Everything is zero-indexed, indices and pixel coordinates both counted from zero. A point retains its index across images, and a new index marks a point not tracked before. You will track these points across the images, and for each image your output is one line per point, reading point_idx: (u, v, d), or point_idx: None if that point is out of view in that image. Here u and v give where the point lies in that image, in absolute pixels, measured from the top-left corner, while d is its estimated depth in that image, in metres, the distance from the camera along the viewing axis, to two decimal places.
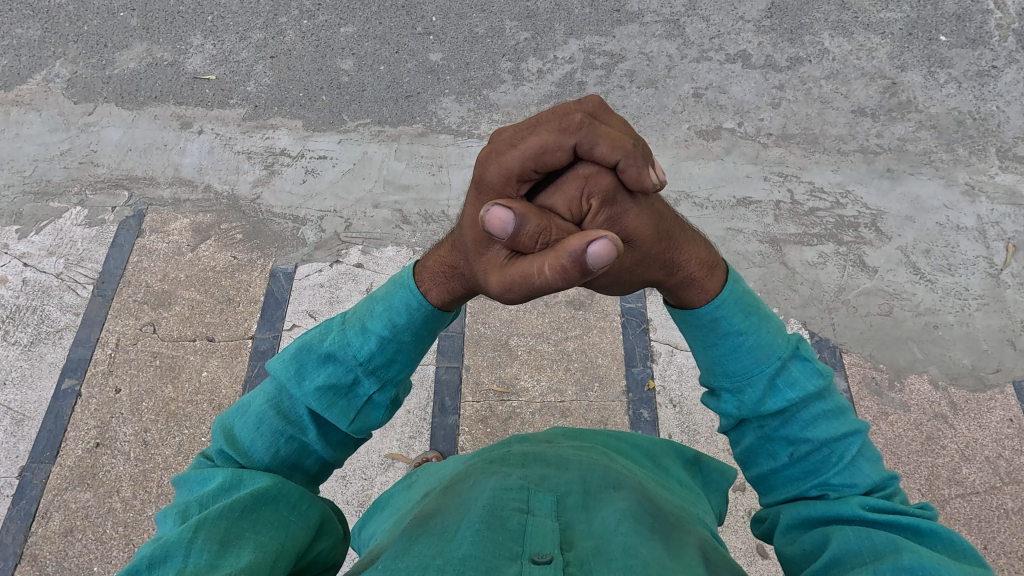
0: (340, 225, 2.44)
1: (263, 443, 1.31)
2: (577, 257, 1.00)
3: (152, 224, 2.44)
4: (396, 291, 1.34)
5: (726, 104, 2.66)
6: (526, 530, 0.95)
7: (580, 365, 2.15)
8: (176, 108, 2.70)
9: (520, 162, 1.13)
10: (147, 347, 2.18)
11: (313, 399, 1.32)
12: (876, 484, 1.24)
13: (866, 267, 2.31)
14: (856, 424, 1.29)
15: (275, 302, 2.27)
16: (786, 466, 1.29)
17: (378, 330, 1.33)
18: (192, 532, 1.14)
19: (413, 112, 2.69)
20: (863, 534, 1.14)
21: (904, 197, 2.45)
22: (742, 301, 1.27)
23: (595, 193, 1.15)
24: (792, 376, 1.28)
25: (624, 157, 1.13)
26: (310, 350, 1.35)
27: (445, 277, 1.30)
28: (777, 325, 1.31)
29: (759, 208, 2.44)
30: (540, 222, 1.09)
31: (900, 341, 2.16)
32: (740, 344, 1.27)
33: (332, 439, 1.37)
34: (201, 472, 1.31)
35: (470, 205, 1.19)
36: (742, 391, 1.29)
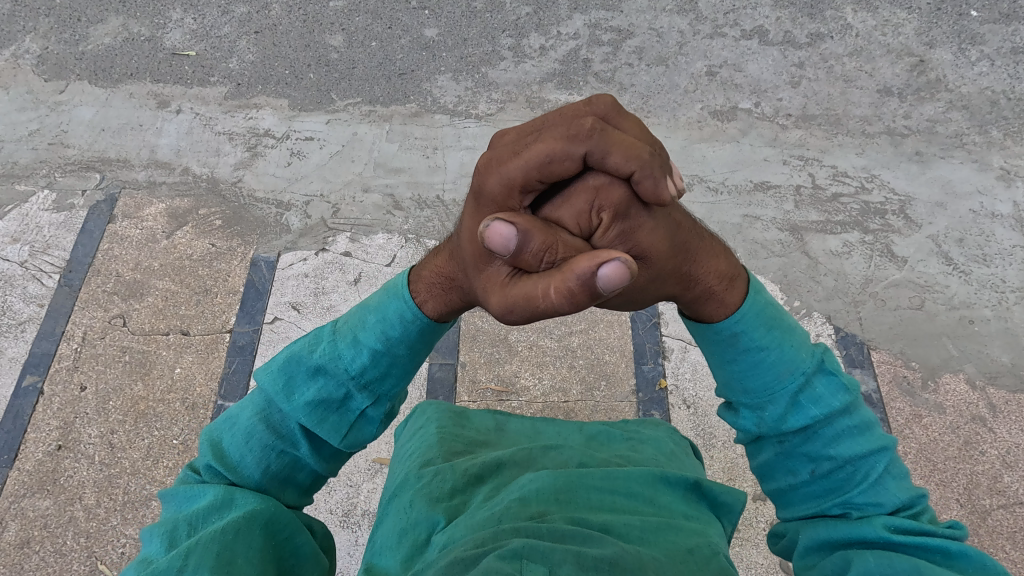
0: (327, 211, 2.27)
1: (252, 458, 1.13)
2: (586, 280, 0.85)
3: (125, 209, 2.27)
4: (390, 302, 1.15)
5: (742, 83, 2.48)
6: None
7: (586, 363, 1.98)
8: (153, 86, 2.52)
9: (523, 173, 0.94)
10: (116, 342, 2.01)
11: (303, 413, 1.14)
12: (903, 504, 1.06)
13: (895, 258, 2.14)
14: (884, 440, 1.10)
15: (256, 293, 2.10)
16: (805, 482, 1.11)
17: (371, 343, 1.13)
18: (183, 560, 1.00)
19: (407, 91, 2.51)
20: (885, 560, 0.98)
21: (935, 182, 2.27)
22: (766, 312, 1.10)
23: (607, 207, 0.97)
24: (815, 393, 1.09)
25: (641, 167, 0.92)
26: (299, 361, 1.16)
27: (443, 288, 1.11)
28: (800, 336, 1.13)
29: (778, 193, 2.27)
30: (546, 238, 0.91)
31: (934, 337, 1.99)
32: (759, 360, 1.09)
33: (326, 453, 1.19)
34: (190, 487, 1.14)
35: (468, 215, 1.00)
36: (761, 408, 1.11)
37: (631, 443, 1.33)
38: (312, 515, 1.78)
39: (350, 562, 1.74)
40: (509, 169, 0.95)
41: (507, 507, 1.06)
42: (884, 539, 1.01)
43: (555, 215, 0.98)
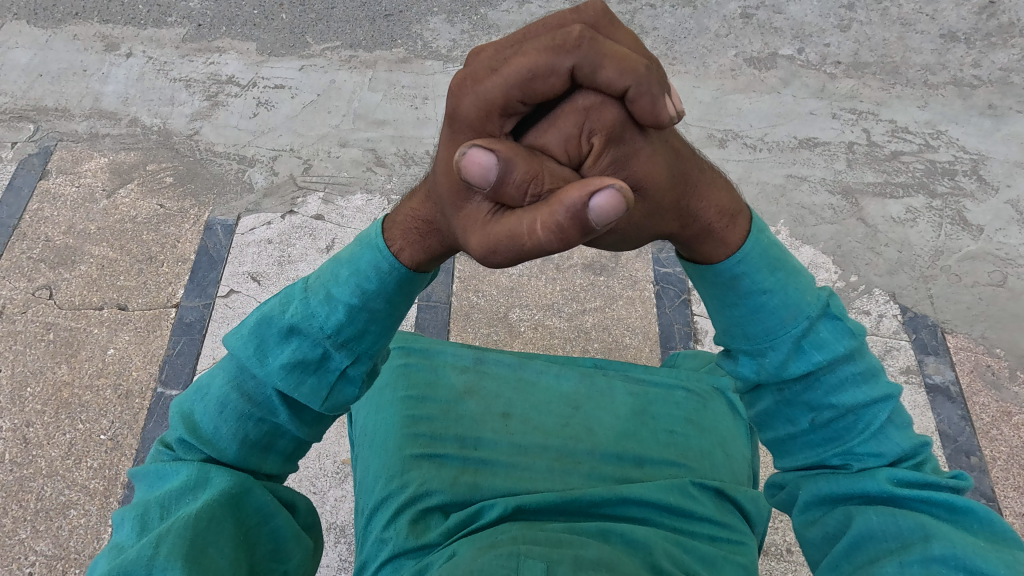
0: (297, 168, 1.93)
1: (228, 430, 0.82)
2: (577, 211, 0.54)
3: (61, 164, 1.93)
4: (364, 253, 0.79)
5: (782, 27, 2.14)
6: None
7: (601, 346, 1.64)
8: (100, 27, 2.19)
9: (504, 92, 0.61)
10: (40, 317, 1.68)
11: (278, 378, 0.81)
12: (905, 455, 0.81)
13: (968, 226, 1.80)
14: (888, 387, 0.82)
15: (209, 262, 1.76)
16: (804, 431, 0.83)
17: (347, 299, 0.78)
18: (154, 548, 0.75)
19: (394, 34, 2.17)
20: (887, 519, 0.76)
21: (1012, 139, 1.93)
22: (770, 252, 0.78)
23: (599, 131, 0.63)
24: (819, 337, 0.79)
25: (638, 82, 0.61)
26: (269, 320, 0.82)
27: (422, 235, 0.75)
28: (804, 276, 0.80)
29: (827, 151, 1.93)
30: (532, 165, 0.58)
31: (1020, 318, 1.66)
32: (760, 304, 0.77)
33: (312, 418, 0.86)
34: (159, 464, 0.84)
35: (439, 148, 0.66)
36: (761, 355, 0.80)
37: (638, 409, 1.08)
38: None
39: None
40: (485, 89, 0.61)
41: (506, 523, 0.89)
42: (887, 493, 0.78)
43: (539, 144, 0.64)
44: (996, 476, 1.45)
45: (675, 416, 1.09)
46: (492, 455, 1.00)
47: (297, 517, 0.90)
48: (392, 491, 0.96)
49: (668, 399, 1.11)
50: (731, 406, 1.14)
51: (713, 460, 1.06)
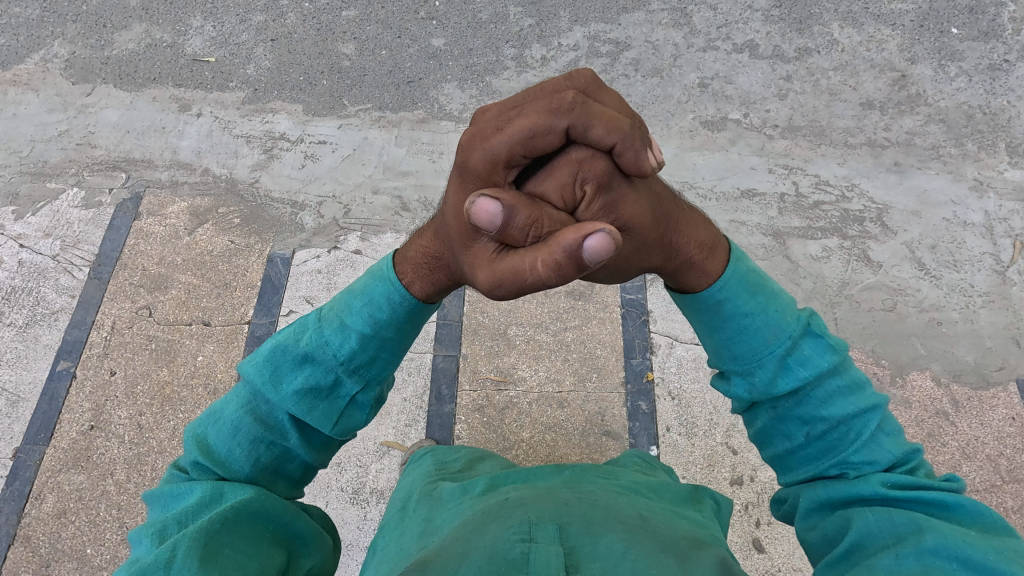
0: (339, 211, 2.41)
1: (242, 451, 1.25)
2: (569, 248, 0.96)
3: (150, 207, 2.41)
4: (376, 286, 1.27)
5: (732, 95, 2.62)
6: (529, 557, 0.93)
7: (579, 356, 2.12)
8: (174, 90, 2.67)
9: (509, 148, 1.05)
10: (143, 331, 2.16)
11: (291, 403, 1.25)
12: (897, 460, 1.19)
13: (870, 262, 2.28)
14: (873, 398, 1.23)
15: (272, 287, 2.25)
16: (800, 443, 1.24)
17: (361, 326, 1.26)
18: (172, 552, 1.09)
19: (415, 98, 2.65)
20: (884, 514, 1.10)
21: (911, 191, 2.42)
22: (749, 278, 1.24)
23: (590, 178, 1.08)
24: (803, 355, 1.22)
25: (622, 139, 1.05)
26: (285, 351, 1.28)
27: (430, 268, 1.23)
28: (784, 301, 1.25)
29: (763, 200, 2.41)
30: (531, 213, 1.03)
31: (903, 336, 2.14)
32: (745, 325, 1.22)
33: (315, 442, 1.32)
34: (175, 486, 1.24)
35: (454, 192, 1.12)
36: (752, 373, 1.24)
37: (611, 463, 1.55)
38: (325, 493, 1.93)
39: (360, 535, 1.89)
40: (493, 145, 1.06)
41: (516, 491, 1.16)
42: (881, 496, 1.13)
43: (539, 188, 1.09)
44: None
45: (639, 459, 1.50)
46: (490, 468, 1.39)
47: (312, 517, 1.38)
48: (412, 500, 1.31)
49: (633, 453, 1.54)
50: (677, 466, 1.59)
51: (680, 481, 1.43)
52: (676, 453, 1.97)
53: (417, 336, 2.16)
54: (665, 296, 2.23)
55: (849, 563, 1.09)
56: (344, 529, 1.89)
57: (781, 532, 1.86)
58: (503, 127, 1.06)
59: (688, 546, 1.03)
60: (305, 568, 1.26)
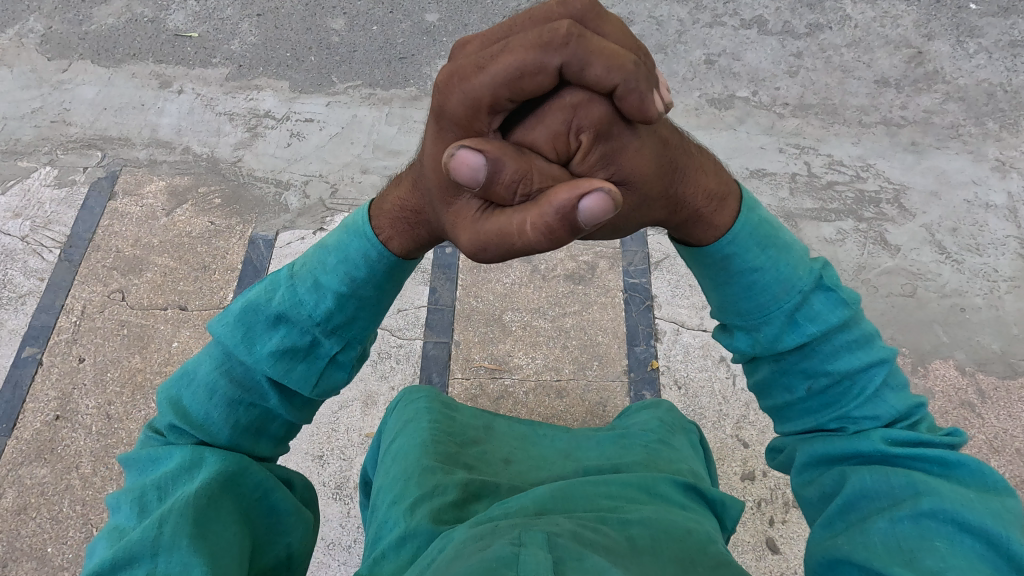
0: (326, 191, 2.29)
1: (219, 414, 1.13)
2: (561, 211, 0.82)
3: (126, 186, 2.29)
4: (352, 241, 1.12)
5: (740, 72, 2.49)
6: (518, 558, 0.84)
7: (579, 343, 1.99)
8: (155, 66, 2.55)
9: (492, 91, 0.87)
10: (115, 315, 2.03)
11: (268, 366, 1.12)
12: (898, 415, 1.09)
13: (888, 246, 2.15)
14: (883, 353, 1.12)
15: (254, 270, 2.12)
16: (801, 398, 1.14)
17: (335, 285, 1.11)
18: (158, 530, 1.00)
19: (407, 75, 2.52)
20: (880, 475, 1.02)
21: (929, 172, 2.29)
22: (759, 231, 1.10)
23: (587, 126, 0.92)
24: (813, 310, 1.09)
25: (624, 81, 0.87)
26: (257, 310, 1.13)
27: (408, 224, 1.07)
28: (796, 255, 1.11)
29: (773, 181, 2.29)
30: (520, 166, 0.87)
31: (924, 323, 2.01)
32: (753, 280, 1.09)
33: (298, 402, 1.19)
34: (154, 451, 1.14)
35: (431, 138, 0.94)
36: (756, 328, 1.12)
37: (618, 440, 1.36)
38: None
39: (342, 533, 1.76)
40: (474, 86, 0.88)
41: (501, 515, 1.06)
42: (880, 453, 1.05)
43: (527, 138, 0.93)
44: None
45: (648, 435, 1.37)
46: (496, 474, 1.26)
47: (296, 490, 1.26)
48: (408, 488, 1.17)
49: (642, 425, 1.41)
50: (692, 442, 1.45)
51: (682, 468, 1.29)
52: None
53: (407, 322, 2.04)
54: (671, 281, 2.10)
55: (843, 523, 1.02)
56: (326, 526, 1.76)
57: (796, 531, 1.72)
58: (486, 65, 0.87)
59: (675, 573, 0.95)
60: (283, 544, 1.16)
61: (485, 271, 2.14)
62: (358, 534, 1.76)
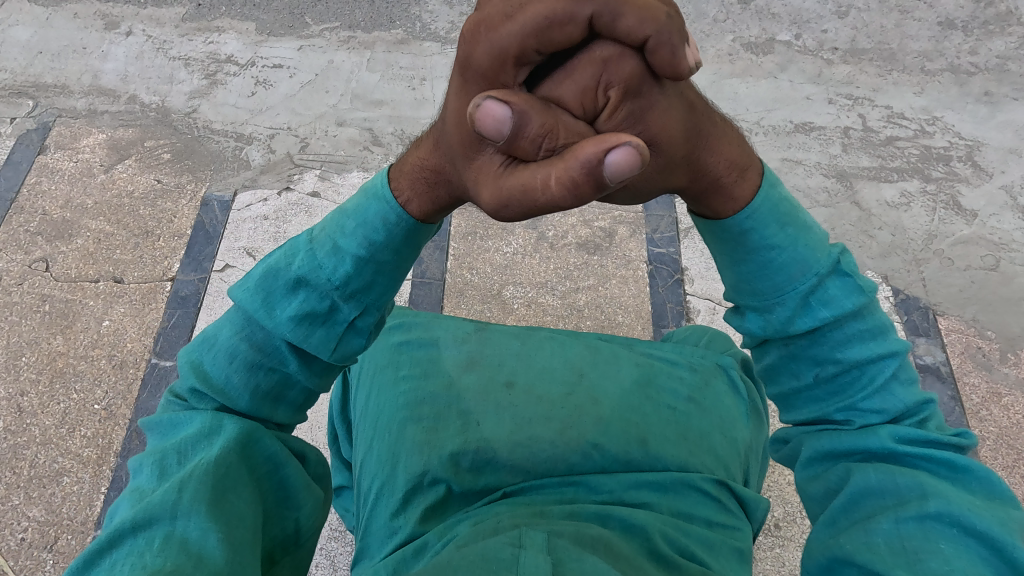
0: (294, 145, 1.94)
1: (239, 379, 0.81)
2: (591, 167, 0.53)
3: (59, 140, 1.94)
4: (369, 204, 0.76)
5: (780, 13, 2.14)
6: (517, 560, 0.65)
7: (594, 324, 1.65)
8: (101, 6, 2.20)
9: (518, 42, 0.57)
10: (36, 289, 1.69)
11: (286, 329, 0.78)
12: (907, 411, 0.80)
13: (962, 211, 1.80)
14: (896, 344, 0.80)
15: (205, 237, 1.77)
16: (807, 386, 0.82)
17: (354, 251, 0.76)
18: (177, 492, 0.72)
19: (392, 16, 2.17)
20: (887, 474, 0.76)
21: (1007, 126, 1.94)
22: (781, 206, 0.75)
23: (617, 84, 0.60)
24: (827, 294, 0.77)
25: (659, 31, 0.57)
26: (275, 273, 0.79)
27: (432, 184, 0.72)
28: (815, 233, 0.78)
29: (823, 135, 1.94)
30: (548, 120, 0.57)
31: (1011, 302, 1.66)
32: (767, 260, 0.75)
33: (320, 368, 0.83)
34: (176, 414, 0.82)
35: (450, 95, 0.63)
36: (762, 310, 0.79)
37: (644, 384, 1.00)
38: None
39: None
40: (498, 38, 0.57)
41: (505, 508, 0.83)
42: (887, 450, 0.77)
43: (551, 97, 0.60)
44: (985, 455, 1.46)
45: (678, 393, 1.00)
46: (493, 433, 0.92)
47: (307, 468, 0.88)
48: (394, 479, 0.88)
49: (672, 373, 1.03)
50: (733, 385, 1.06)
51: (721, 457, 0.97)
52: None
53: None
54: (704, 251, 1.76)
55: (846, 523, 0.76)
56: None
57: None
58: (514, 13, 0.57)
59: None
60: (291, 522, 0.83)
61: (481, 238, 1.80)
62: (320, 558, 1.42)
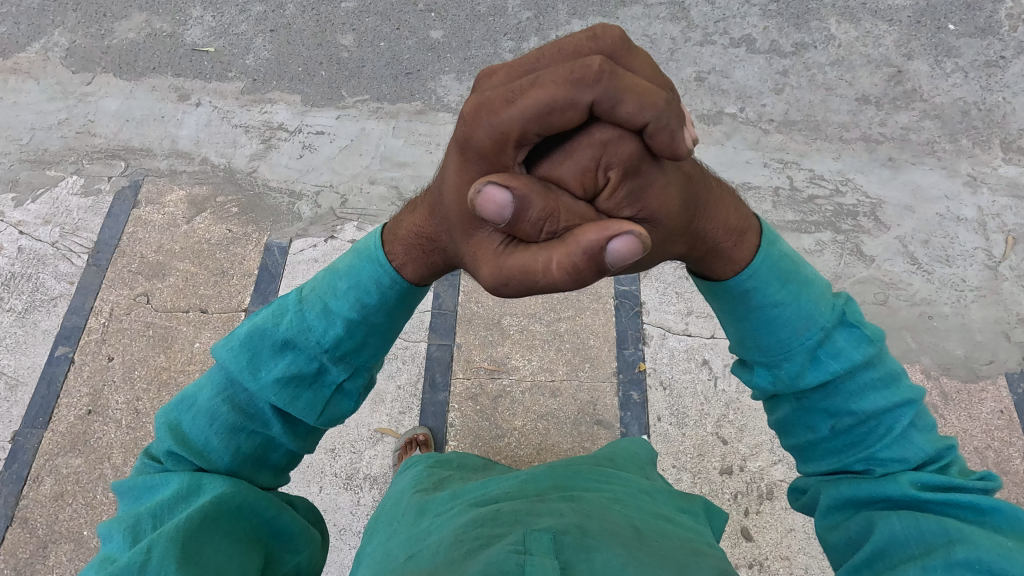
0: (336, 201, 2.43)
1: (221, 440, 1.16)
2: (592, 252, 0.83)
3: (148, 195, 2.43)
4: (364, 268, 1.18)
5: (728, 89, 2.63)
6: (524, 569, 0.87)
7: (572, 346, 2.14)
8: (174, 80, 2.69)
9: (523, 126, 0.88)
10: (141, 317, 2.18)
11: (271, 392, 1.17)
12: (929, 457, 1.10)
13: (863, 256, 2.30)
14: (910, 391, 1.13)
15: (269, 276, 2.27)
16: (825, 436, 1.15)
17: (347, 311, 1.17)
18: (146, 554, 1.03)
19: (412, 89, 2.66)
20: (912, 521, 1.02)
21: (905, 186, 2.43)
22: (778, 267, 1.12)
23: (615, 164, 0.93)
24: (836, 347, 1.12)
25: (656, 118, 0.87)
26: (262, 337, 1.19)
27: (424, 250, 1.14)
28: (818, 288, 1.14)
29: (758, 193, 2.42)
30: (546, 204, 0.89)
31: (894, 330, 2.16)
32: (775, 316, 1.11)
33: (302, 431, 1.25)
34: (149, 476, 1.17)
35: (456, 170, 0.97)
36: (779, 365, 1.14)
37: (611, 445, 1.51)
38: (319, 478, 1.97)
39: (353, 520, 1.92)
40: (501, 119, 0.89)
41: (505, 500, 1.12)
42: (910, 496, 1.05)
43: (553, 173, 0.94)
44: None
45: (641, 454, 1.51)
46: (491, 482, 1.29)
47: (298, 511, 1.33)
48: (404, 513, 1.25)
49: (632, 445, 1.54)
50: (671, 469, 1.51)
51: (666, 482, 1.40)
52: (667, 443, 1.99)
53: (412, 326, 2.19)
54: (659, 288, 2.25)
55: (872, 571, 1.02)
56: (338, 513, 1.93)
57: (769, 521, 1.88)
58: (514, 99, 0.88)
59: (686, 552, 1.04)
60: (292, 560, 1.23)
61: None
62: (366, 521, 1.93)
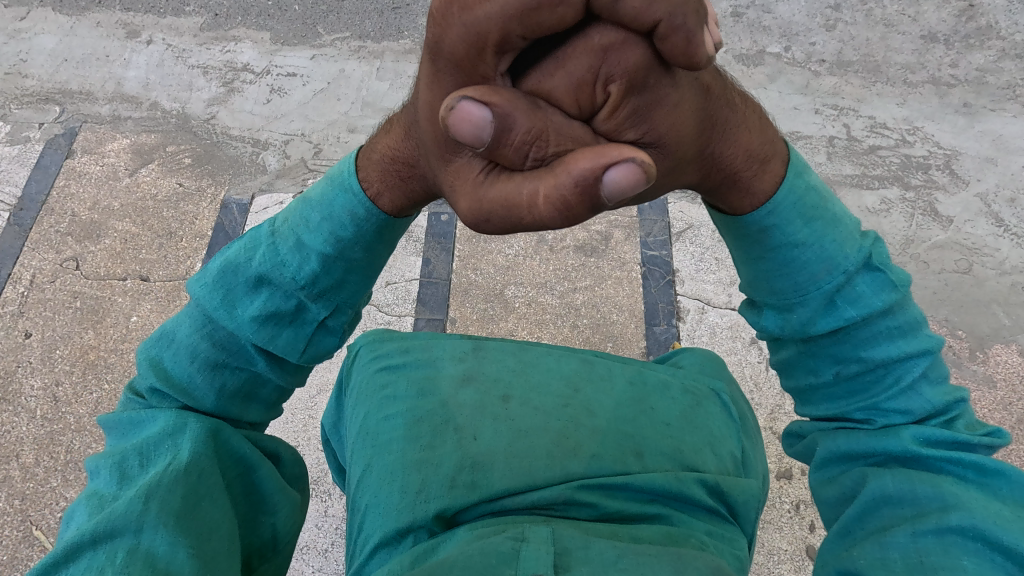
0: (308, 151, 2.05)
1: (203, 380, 0.89)
2: (587, 185, 0.54)
3: (85, 144, 2.05)
4: (336, 195, 0.84)
5: (771, 25, 2.24)
6: (518, 555, 0.79)
7: (591, 322, 1.76)
8: (122, 15, 2.30)
9: (502, 25, 0.55)
10: (67, 286, 1.80)
11: (250, 331, 0.87)
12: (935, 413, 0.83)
13: (938, 217, 1.91)
14: (928, 341, 0.84)
15: (225, 237, 1.88)
16: (826, 382, 0.87)
17: (320, 247, 0.84)
18: (143, 503, 0.77)
19: (400, 26, 2.27)
20: (906, 482, 0.78)
21: (985, 136, 2.04)
22: (806, 199, 0.79)
23: (617, 77, 0.59)
24: (855, 291, 0.82)
25: (671, 14, 0.54)
26: (236, 271, 0.87)
27: (401, 177, 0.79)
28: (846, 227, 0.82)
29: (809, 144, 2.04)
30: (533, 125, 0.57)
31: (982, 304, 1.78)
32: (792, 258, 0.80)
33: (292, 367, 0.95)
34: (133, 414, 0.90)
35: (426, 84, 0.64)
36: (787, 309, 0.84)
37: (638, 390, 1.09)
38: None
39: (318, 535, 1.54)
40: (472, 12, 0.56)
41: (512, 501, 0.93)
42: (910, 453, 0.81)
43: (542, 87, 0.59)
44: None
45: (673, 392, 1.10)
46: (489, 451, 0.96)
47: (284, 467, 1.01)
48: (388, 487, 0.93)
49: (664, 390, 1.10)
50: (725, 409, 1.14)
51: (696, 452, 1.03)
52: None
53: (396, 297, 1.81)
54: (694, 253, 1.87)
55: (862, 533, 0.79)
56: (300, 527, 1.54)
57: None
58: None
59: None
60: (267, 525, 0.93)
61: (485, 242, 1.91)
62: (336, 537, 1.54)
